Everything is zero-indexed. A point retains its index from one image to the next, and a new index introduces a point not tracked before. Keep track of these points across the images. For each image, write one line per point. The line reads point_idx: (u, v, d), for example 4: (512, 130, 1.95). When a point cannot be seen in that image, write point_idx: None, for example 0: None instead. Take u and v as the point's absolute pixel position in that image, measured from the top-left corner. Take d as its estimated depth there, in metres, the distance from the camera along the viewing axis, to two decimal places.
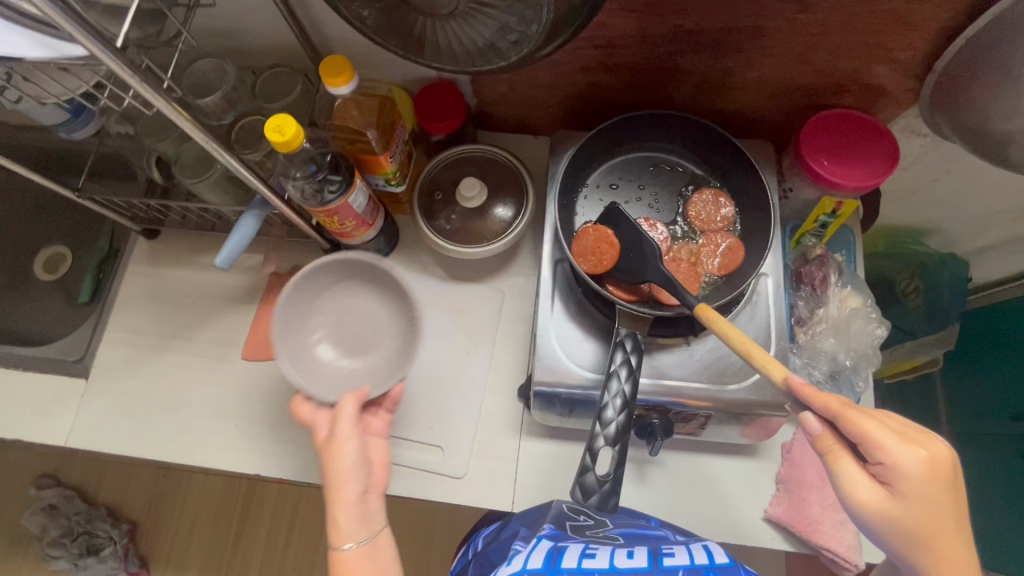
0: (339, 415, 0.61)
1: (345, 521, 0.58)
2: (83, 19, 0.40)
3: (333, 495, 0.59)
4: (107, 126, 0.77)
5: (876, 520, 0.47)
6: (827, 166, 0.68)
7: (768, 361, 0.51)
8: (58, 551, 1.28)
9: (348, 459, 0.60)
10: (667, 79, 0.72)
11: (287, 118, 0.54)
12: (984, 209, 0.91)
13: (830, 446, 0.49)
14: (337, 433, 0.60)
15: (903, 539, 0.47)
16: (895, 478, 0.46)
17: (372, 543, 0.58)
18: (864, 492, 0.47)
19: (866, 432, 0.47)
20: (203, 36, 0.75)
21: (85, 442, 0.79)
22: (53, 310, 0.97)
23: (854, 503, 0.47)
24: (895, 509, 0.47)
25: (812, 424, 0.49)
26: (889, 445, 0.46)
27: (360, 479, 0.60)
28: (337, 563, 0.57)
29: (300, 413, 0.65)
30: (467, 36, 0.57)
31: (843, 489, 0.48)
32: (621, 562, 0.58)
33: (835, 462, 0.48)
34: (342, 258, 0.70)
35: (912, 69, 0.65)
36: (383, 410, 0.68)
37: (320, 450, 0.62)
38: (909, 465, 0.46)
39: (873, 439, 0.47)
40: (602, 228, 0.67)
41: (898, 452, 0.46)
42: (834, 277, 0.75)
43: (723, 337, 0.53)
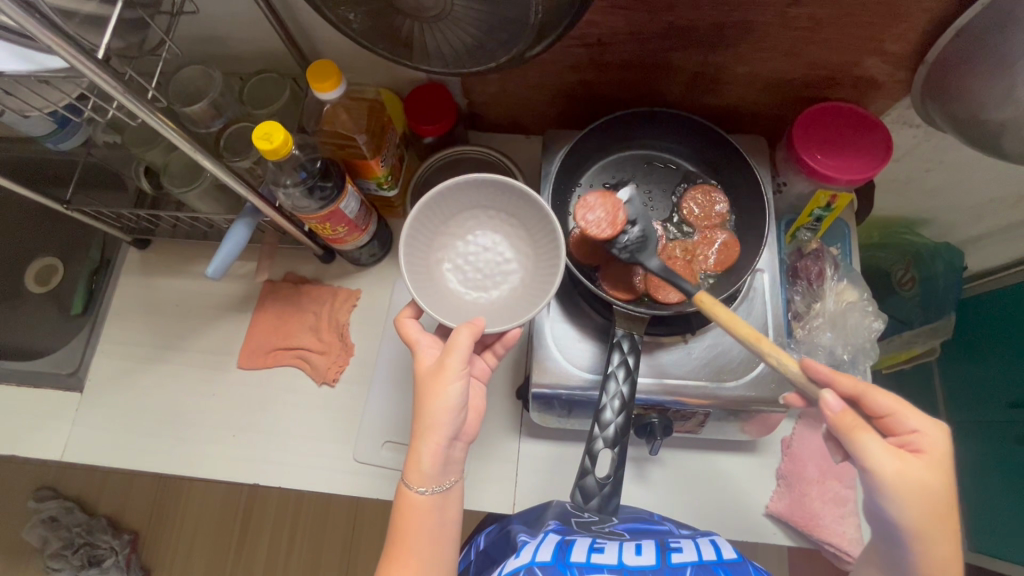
0: (453, 347, 0.55)
1: (426, 465, 0.54)
2: (63, 31, 0.39)
3: (420, 430, 0.54)
4: (94, 137, 0.76)
5: (912, 491, 0.47)
6: (821, 160, 0.67)
7: (778, 350, 0.52)
8: (59, 563, 1.27)
9: (449, 399, 0.54)
10: (659, 76, 0.71)
11: (274, 125, 0.54)
12: (979, 198, 0.91)
13: (854, 422, 0.49)
14: (447, 367, 0.54)
15: (930, 511, 0.47)
16: (924, 447, 0.49)
17: (443, 493, 0.56)
18: (901, 459, 0.48)
19: (891, 402, 0.51)
20: (188, 43, 0.74)
21: (82, 455, 0.78)
22: (46, 322, 0.96)
23: (895, 472, 0.47)
24: (929, 477, 0.47)
25: (832, 402, 0.49)
26: (914, 414, 0.50)
27: (452, 424, 0.54)
28: (408, 502, 0.55)
29: (406, 332, 0.61)
30: (455, 38, 0.56)
31: (882, 460, 0.47)
32: (630, 559, 0.58)
33: (863, 436, 0.48)
34: (483, 179, 0.63)
35: (904, 60, 0.64)
36: (490, 352, 0.65)
37: (420, 378, 0.56)
38: (936, 434, 0.49)
39: (901, 409, 0.50)
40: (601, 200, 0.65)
41: (924, 420, 0.50)
42: (830, 271, 0.74)
43: (732, 329, 0.54)
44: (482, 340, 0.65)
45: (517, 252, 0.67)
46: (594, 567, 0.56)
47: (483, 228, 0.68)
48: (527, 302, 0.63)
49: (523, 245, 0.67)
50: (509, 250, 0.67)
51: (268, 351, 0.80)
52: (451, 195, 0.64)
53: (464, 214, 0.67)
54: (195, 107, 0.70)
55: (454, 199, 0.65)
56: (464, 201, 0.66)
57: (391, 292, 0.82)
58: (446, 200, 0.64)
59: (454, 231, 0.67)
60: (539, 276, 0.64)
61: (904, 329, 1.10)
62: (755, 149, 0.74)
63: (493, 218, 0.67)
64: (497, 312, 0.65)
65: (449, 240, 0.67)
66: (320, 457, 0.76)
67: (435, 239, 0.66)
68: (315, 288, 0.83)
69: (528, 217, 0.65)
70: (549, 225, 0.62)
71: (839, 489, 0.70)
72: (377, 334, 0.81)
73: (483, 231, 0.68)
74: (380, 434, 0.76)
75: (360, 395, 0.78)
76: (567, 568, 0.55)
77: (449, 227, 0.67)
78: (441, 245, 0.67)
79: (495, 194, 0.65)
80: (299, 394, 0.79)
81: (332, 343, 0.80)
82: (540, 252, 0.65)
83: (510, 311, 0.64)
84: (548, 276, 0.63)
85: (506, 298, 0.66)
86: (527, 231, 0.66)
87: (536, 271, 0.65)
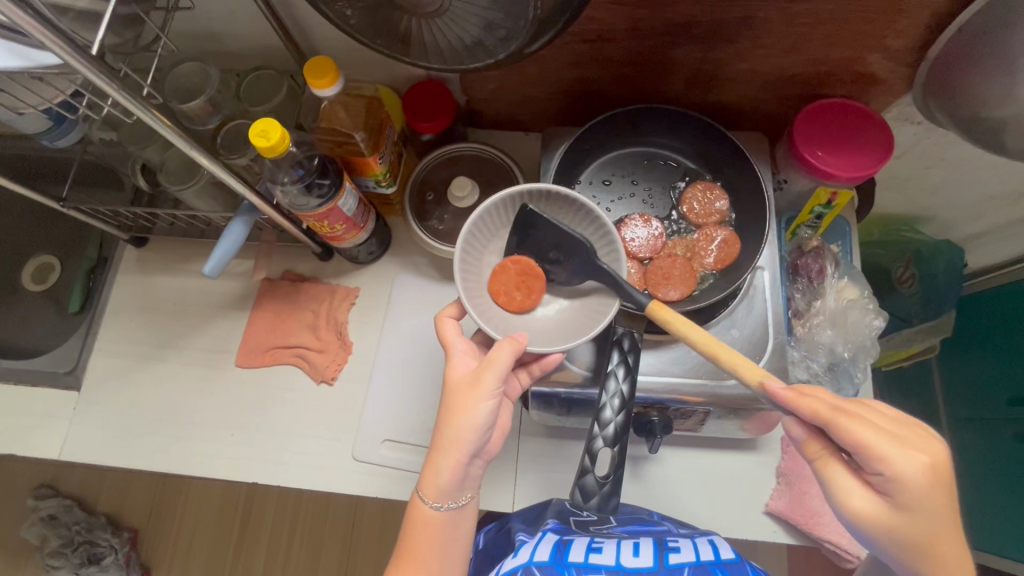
0: (495, 361, 0.54)
1: (444, 481, 0.53)
2: (57, 27, 0.38)
3: (442, 445, 0.53)
4: (90, 134, 0.76)
5: (875, 529, 0.44)
6: (821, 157, 0.67)
7: (738, 362, 0.51)
8: (58, 561, 1.26)
9: (477, 417, 0.53)
10: (658, 73, 0.71)
11: (272, 122, 0.53)
12: (979, 195, 0.91)
13: (820, 451, 0.47)
14: (482, 383, 0.54)
15: (903, 548, 0.44)
16: (893, 489, 0.43)
17: (458, 510, 0.56)
18: (858, 501, 0.45)
19: (863, 441, 0.43)
20: (185, 39, 0.74)
21: (80, 453, 0.78)
22: (43, 320, 0.95)
23: (849, 513, 0.45)
24: (891, 518, 0.44)
25: (796, 430, 0.48)
26: (889, 453, 0.43)
27: (476, 441, 0.54)
28: (419, 516, 0.55)
29: (445, 333, 0.60)
30: (453, 34, 0.56)
31: (837, 499, 0.46)
32: (628, 560, 0.58)
33: (825, 468, 0.46)
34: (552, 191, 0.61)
35: (906, 56, 0.64)
36: (525, 371, 0.63)
37: (450, 389, 0.56)
38: (907, 475, 0.42)
39: (867, 448, 0.43)
40: (522, 260, 0.62)
41: (898, 460, 0.43)
42: (831, 269, 0.74)
43: (686, 338, 0.53)
44: (521, 357, 0.64)
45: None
46: (591, 568, 0.56)
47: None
48: (580, 321, 0.61)
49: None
50: (570, 268, 0.65)
51: (266, 349, 0.80)
52: (518, 202, 0.63)
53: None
54: (192, 104, 0.69)
55: (521, 205, 0.64)
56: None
57: (390, 290, 0.82)
58: (511, 204, 0.63)
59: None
60: (596, 297, 0.63)
61: (903, 326, 1.11)
62: (755, 146, 0.74)
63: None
64: (545, 328, 0.62)
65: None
66: (319, 456, 0.76)
67: (491, 241, 0.65)
68: (314, 286, 0.82)
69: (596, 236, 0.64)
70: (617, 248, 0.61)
71: None
72: (376, 332, 0.81)
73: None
74: (379, 433, 0.75)
75: (359, 393, 0.78)
76: (564, 569, 0.55)
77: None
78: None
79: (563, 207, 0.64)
80: (297, 393, 0.79)
81: (330, 341, 0.80)
82: (601, 275, 0.64)
83: (557, 329, 0.62)
84: (606, 299, 0.61)
85: (558, 315, 0.64)
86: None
87: (594, 291, 0.64)
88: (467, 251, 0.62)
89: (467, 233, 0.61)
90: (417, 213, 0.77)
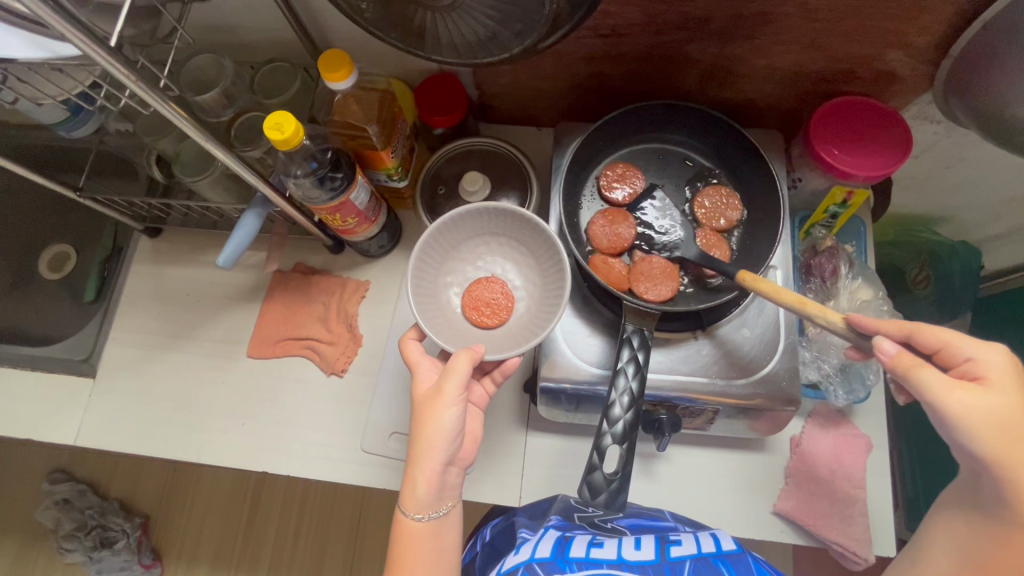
0: (452, 370, 0.55)
1: (422, 492, 0.53)
2: (77, 20, 0.39)
3: (417, 455, 0.54)
4: (107, 124, 0.77)
5: (975, 425, 0.40)
6: (837, 155, 0.66)
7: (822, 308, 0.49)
8: (71, 544, 1.29)
9: (445, 424, 0.54)
10: (673, 68, 0.70)
11: (286, 115, 0.53)
12: (999, 197, 0.89)
13: (912, 361, 0.42)
14: (445, 391, 0.55)
15: (1001, 444, 0.39)
16: (984, 375, 0.41)
17: (441, 519, 0.55)
18: (959, 392, 0.40)
19: (942, 335, 0.43)
20: (200, 31, 0.74)
21: (93, 441, 0.79)
22: (58, 310, 0.97)
23: (953, 408, 0.40)
24: (998, 407, 0.40)
25: (886, 345, 0.43)
26: (966, 342, 0.42)
27: (448, 449, 0.54)
28: (403, 530, 0.54)
29: (408, 353, 0.61)
30: (468, 28, 0.56)
31: (936, 397, 0.41)
32: (630, 554, 0.58)
33: (921, 373, 0.41)
34: (491, 207, 0.65)
35: (927, 54, 0.63)
36: (489, 378, 0.66)
37: (418, 402, 0.57)
38: (995, 358, 0.41)
39: (950, 339, 0.43)
40: (472, 295, 0.68)
41: (976, 345, 0.42)
42: (844, 269, 0.73)
43: (775, 297, 0.53)
44: (481, 366, 0.66)
45: (526, 280, 0.69)
46: (593, 562, 0.56)
47: (493, 255, 0.71)
48: (531, 328, 0.65)
49: (533, 274, 0.69)
50: (518, 278, 0.70)
51: (277, 341, 0.81)
52: (463, 223, 0.67)
53: (474, 240, 0.70)
54: (206, 97, 0.70)
55: (466, 226, 0.68)
56: (475, 227, 0.68)
57: (400, 284, 0.82)
58: (456, 226, 0.67)
59: (463, 256, 0.70)
60: (544, 305, 0.66)
61: None
62: (770, 144, 0.73)
63: (504, 246, 0.70)
64: (501, 339, 0.66)
65: (459, 264, 0.70)
66: (327, 447, 0.76)
67: (443, 263, 0.69)
68: (325, 279, 0.83)
69: (537, 247, 0.67)
70: (557, 256, 0.65)
71: (847, 489, 0.69)
72: (386, 325, 0.81)
73: (492, 258, 0.71)
74: (387, 425, 0.76)
75: (368, 386, 0.79)
76: (566, 564, 0.55)
77: (460, 251, 0.70)
78: (451, 268, 0.70)
79: (506, 224, 0.67)
80: (307, 384, 0.79)
81: (340, 334, 0.80)
82: (547, 282, 0.67)
83: (514, 339, 0.65)
84: (553, 305, 0.65)
85: (512, 326, 0.67)
86: (535, 260, 0.69)
87: (541, 300, 0.67)
88: (420, 274, 0.65)
89: (418, 258, 0.64)
90: (427, 207, 0.77)
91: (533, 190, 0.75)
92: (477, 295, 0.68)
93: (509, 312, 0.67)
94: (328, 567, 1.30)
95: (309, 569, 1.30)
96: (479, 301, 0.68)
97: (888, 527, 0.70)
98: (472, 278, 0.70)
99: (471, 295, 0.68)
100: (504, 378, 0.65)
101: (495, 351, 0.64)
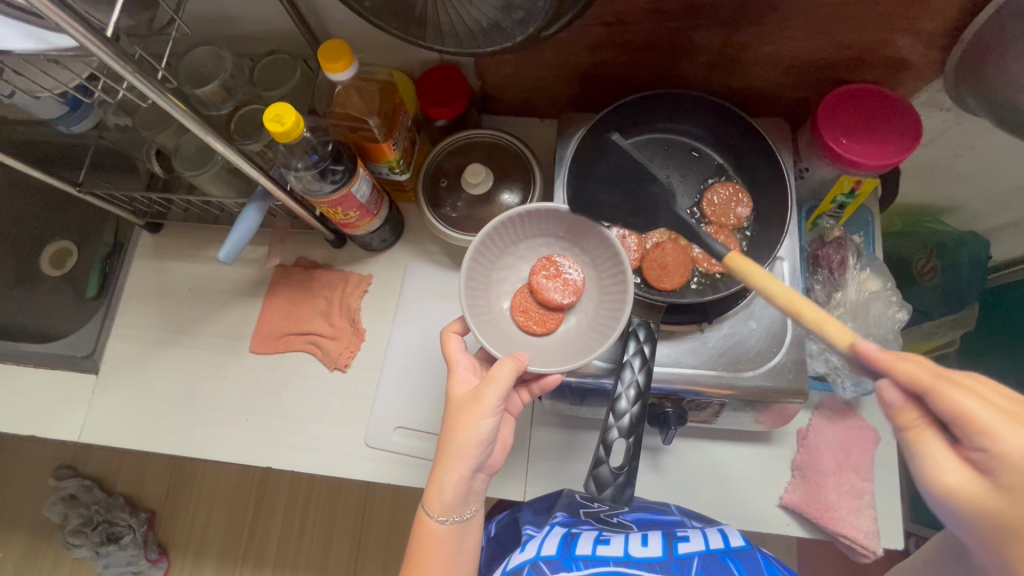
0: (494, 379, 0.54)
1: (448, 496, 0.52)
2: (72, 9, 0.38)
3: (445, 459, 0.53)
4: (106, 118, 0.76)
5: (962, 511, 0.37)
6: (846, 145, 0.65)
7: (823, 320, 0.43)
8: (79, 539, 1.30)
9: (479, 433, 0.53)
10: (678, 56, 0.69)
11: (286, 106, 0.52)
12: (1008, 186, 0.88)
13: (912, 420, 0.39)
14: (482, 400, 0.53)
15: (995, 541, 0.37)
16: (1003, 472, 0.35)
17: (465, 523, 0.55)
18: (954, 477, 0.37)
19: (967, 408, 0.36)
20: (199, 22, 0.73)
21: (97, 437, 0.79)
22: (62, 305, 0.97)
23: (938, 487, 0.38)
24: (999, 505, 0.36)
25: (891, 395, 0.40)
26: (998, 429, 0.35)
27: (478, 457, 0.53)
28: (426, 531, 0.54)
29: (448, 347, 0.61)
30: (470, 15, 0.54)
31: (925, 470, 0.38)
32: (636, 550, 0.58)
33: (920, 439, 0.39)
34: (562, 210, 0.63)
35: (938, 40, 0.62)
36: (526, 389, 0.63)
37: (454, 404, 0.56)
38: (1023, 455, 0.35)
39: (975, 418, 0.36)
40: (523, 298, 0.66)
41: (1008, 438, 0.35)
42: (852, 260, 0.72)
43: (761, 290, 0.47)
44: (521, 375, 0.63)
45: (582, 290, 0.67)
46: (600, 560, 0.56)
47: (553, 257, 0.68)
48: (578, 349, 0.63)
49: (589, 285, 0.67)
50: None
51: (280, 335, 0.80)
52: (528, 221, 0.65)
53: (535, 239, 0.68)
54: (206, 90, 0.69)
55: (530, 224, 0.66)
56: (541, 228, 0.66)
57: (402, 277, 0.82)
58: (518, 224, 0.65)
59: (521, 254, 0.68)
60: (595, 324, 0.64)
61: (925, 320, 1.07)
62: (777, 133, 0.72)
63: (565, 252, 0.68)
64: (547, 351, 0.64)
65: (514, 262, 0.68)
66: (331, 442, 0.76)
67: (500, 257, 0.67)
68: (327, 274, 0.82)
69: (600, 257, 0.65)
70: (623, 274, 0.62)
71: (855, 482, 0.69)
72: (387, 321, 0.81)
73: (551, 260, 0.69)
74: (392, 419, 0.75)
75: (371, 381, 0.78)
76: (572, 562, 0.56)
77: (519, 248, 0.68)
78: (506, 265, 0.68)
79: (574, 230, 0.65)
80: (311, 379, 0.79)
81: (343, 328, 0.80)
82: (604, 296, 0.65)
83: (560, 353, 0.63)
84: (605, 326, 0.62)
85: (559, 337, 0.65)
86: (594, 274, 0.66)
87: (593, 317, 0.65)
88: (475, 266, 0.64)
89: (480, 245, 0.63)
90: (430, 199, 0.76)
91: (536, 182, 0.74)
92: (529, 296, 0.66)
93: (559, 321, 0.65)
94: (334, 561, 1.30)
95: (314, 564, 1.30)
96: (528, 304, 0.66)
97: (896, 521, 0.69)
98: (525, 280, 0.68)
99: (523, 295, 0.66)
100: (541, 392, 0.62)
101: (538, 364, 0.62)
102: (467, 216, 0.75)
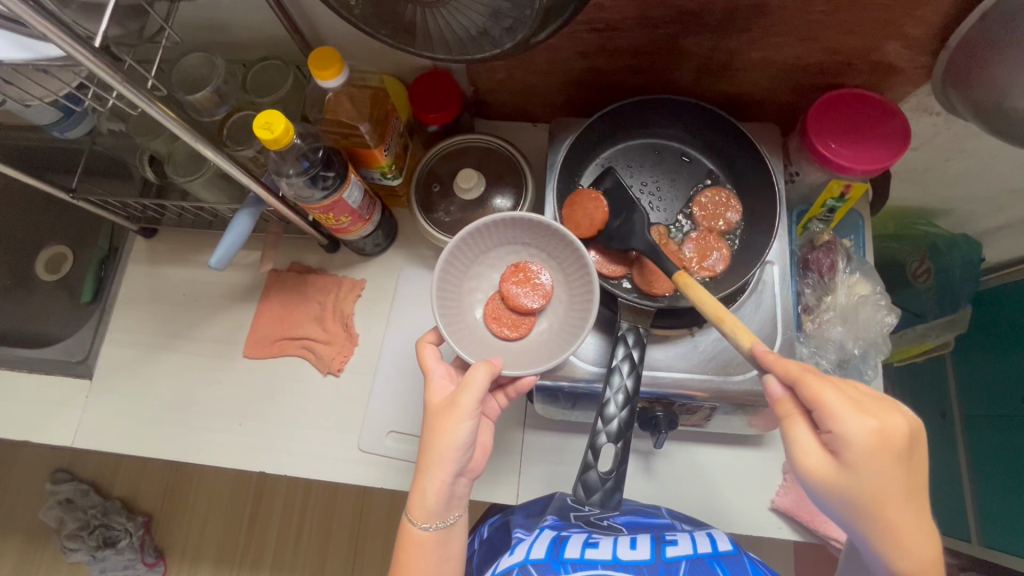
0: (469, 383, 0.54)
1: (431, 502, 0.53)
2: (60, 20, 0.38)
3: (426, 465, 0.53)
4: (99, 125, 0.77)
5: (822, 488, 0.44)
6: (835, 149, 0.66)
7: (739, 329, 0.52)
8: (75, 543, 1.30)
9: (458, 437, 0.53)
10: (668, 62, 0.70)
11: (276, 114, 0.52)
12: (999, 188, 0.88)
13: (788, 410, 0.47)
14: (460, 404, 0.54)
15: (849, 512, 0.44)
16: (842, 450, 0.43)
17: (448, 529, 0.55)
18: (813, 460, 0.44)
19: (820, 397, 0.44)
20: (191, 29, 0.74)
21: (91, 442, 0.79)
22: (57, 310, 0.97)
23: (804, 470, 0.45)
24: (845, 479, 0.43)
25: (773, 387, 0.48)
26: (840, 412, 0.43)
27: (459, 461, 0.53)
28: (410, 538, 0.54)
29: (424, 357, 0.61)
30: (459, 23, 0.55)
31: (793, 454, 0.45)
32: (624, 553, 0.59)
33: (791, 427, 0.46)
34: (525, 218, 0.63)
35: (925, 45, 0.62)
36: (502, 392, 0.64)
37: (432, 411, 0.56)
38: (858, 434, 0.43)
39: (826, 406, 0.44)
40: (495, 307, 0.66)
41: (848, 420, 0.43)
42: (842, 264, 0.72)
43: (697, 304, 0.55)
44: (498, 379, 0.64)
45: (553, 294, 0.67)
46: (587, 563, 0.56)
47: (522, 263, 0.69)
48: (550, 350, 0.63)
49: (560, 289, 0.67)
50: None
51: (274, 340, 0.80)
52: (494, 229, 0.65)
53: (504, 248, 0.68)
54: (199, 96, 0.70)
55: (497, 233, 0.66)
56: (507, 236, 0.66)
57: (396, 281, 0.82)
58: (484, 235, 0.65)
59: (491, 262, 0.68)
60: (567, 327, 0.64)
61: (917, 322, 1.09)
62: (768, 138, 0.73)
63: (533, 257, 0.68)
64: (520, 355, 0.64)
65: (484, 271, 0.68)
66: (325, 446, 0.76)
67: (470, 266, 0.67)
68: (321, 278, 0.82)
69: (568, 261, 0.65)
70: (590, 276, 0.62)
71: None
72: (381, 325, 0.81)
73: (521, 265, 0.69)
74: (385, 424, 0.76)
75: (364, 385, 0.78)
76: (561, 565, 0.56)
77: (488, 257, 0.68)
78: (476, 274, 0.68)
79: (538, 235, 0.65)
80: (304, 384, 0.79)
81: (337, 333, 0.80)
82: (575, 299, 0.65)
83: (532, 357, 0.63)
84: (577, 327, 0.63)
85: (533, 341, 0.65)
86: (562, 277, 0.66)
87: (565, 321, 0.65)
88: (445, 276, 0.64)
89: (448, 254, 0.63)
90: (422, 204, 0.76)
91: (528, 186, 0.75)
92: (501, 304, 0.67)
93: (531, 326, 0.66)
94: (330, 565, 1.30)
95: (310, 567, 1.30)
96: (500, 311, 0.66)
97: None
98: (497, 288, 0.68)
99: (494, 302, 0.67)
100: (517, 394, 0.63)
101: (512, 368, 0.62)
102: (460, 220, 0.75)
